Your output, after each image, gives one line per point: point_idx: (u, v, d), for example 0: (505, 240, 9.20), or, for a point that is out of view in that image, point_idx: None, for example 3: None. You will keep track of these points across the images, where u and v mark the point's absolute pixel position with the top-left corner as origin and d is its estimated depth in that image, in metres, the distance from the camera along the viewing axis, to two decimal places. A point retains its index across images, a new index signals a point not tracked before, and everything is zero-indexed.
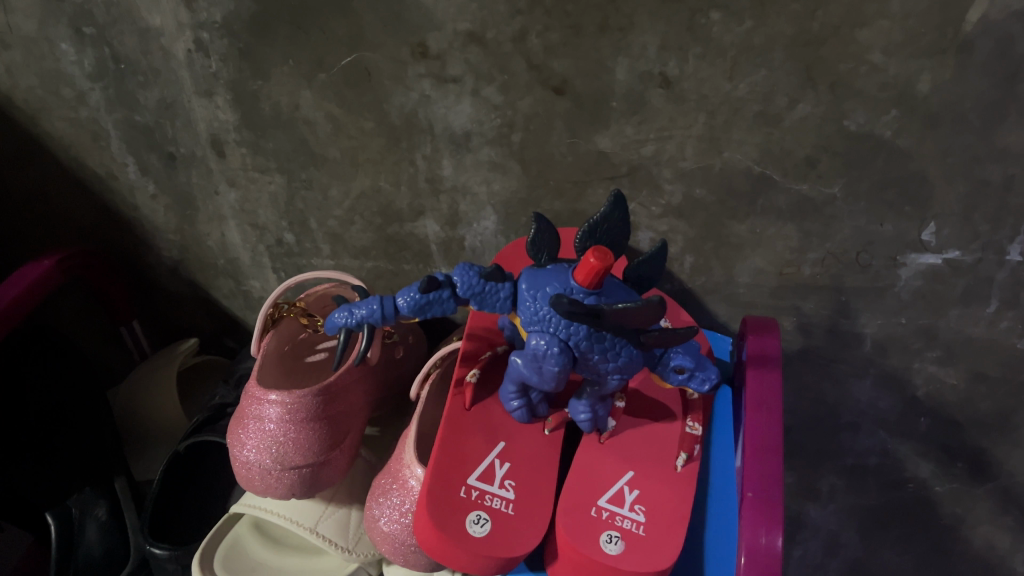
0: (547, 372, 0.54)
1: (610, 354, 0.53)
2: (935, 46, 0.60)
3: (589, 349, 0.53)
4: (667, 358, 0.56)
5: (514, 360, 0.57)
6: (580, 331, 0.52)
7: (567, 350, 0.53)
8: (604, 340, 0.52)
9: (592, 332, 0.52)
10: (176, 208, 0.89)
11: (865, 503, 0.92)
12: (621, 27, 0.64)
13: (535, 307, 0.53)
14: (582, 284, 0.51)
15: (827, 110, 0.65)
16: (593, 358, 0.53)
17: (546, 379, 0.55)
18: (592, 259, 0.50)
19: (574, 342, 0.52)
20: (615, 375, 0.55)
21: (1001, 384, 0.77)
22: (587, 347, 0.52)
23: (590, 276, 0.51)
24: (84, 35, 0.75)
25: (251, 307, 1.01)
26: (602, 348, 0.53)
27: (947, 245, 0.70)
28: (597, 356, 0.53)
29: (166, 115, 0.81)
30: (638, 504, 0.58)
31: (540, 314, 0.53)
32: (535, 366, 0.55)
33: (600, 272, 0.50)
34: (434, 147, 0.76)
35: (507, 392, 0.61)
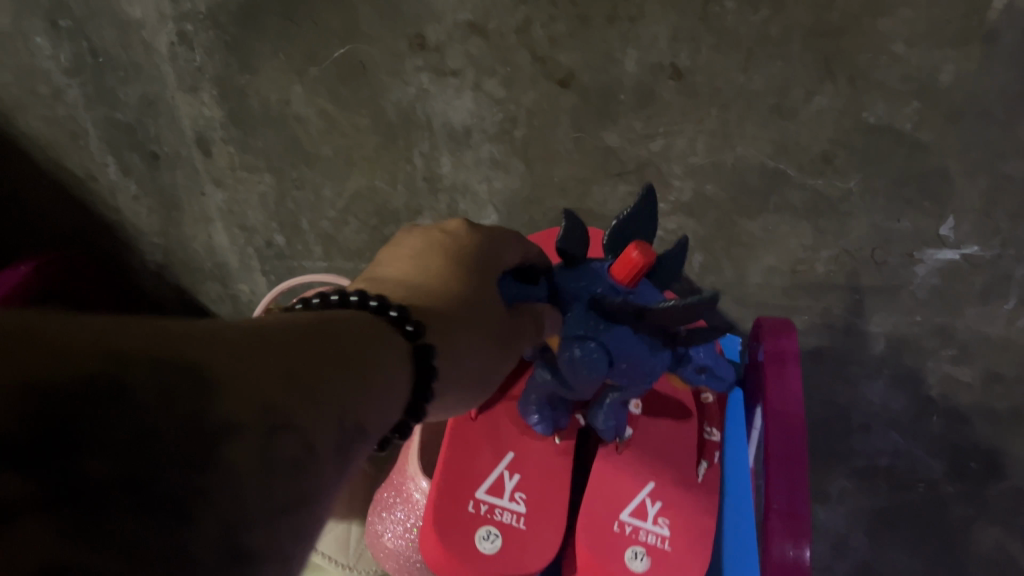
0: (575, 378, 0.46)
1: (651, 359, 0.46)
2: (958, 36, 0.58)
3: (630, 355, 0.45)
4: (694, 357, 0.52)
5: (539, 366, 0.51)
6: (620, 333, 0.45)
7: (603, 355, 0.45)
8: (640, 342, 0.45)
9: (628, 332, 0.45)
10: (160, 210, 0.85)
11: (875, 506, 0.88)
12: (630, 16, 0.62)
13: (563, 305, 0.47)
14: (621, 282, 0.46)
15: (846, 102, 0.62)
16: (633, 365, 0.45)
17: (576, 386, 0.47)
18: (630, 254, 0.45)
19: (607, 343, 0.45)
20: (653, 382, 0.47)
21: (1016, 383, 0.75)
22: (623, 352, 0.45)
23: (626, 274, 0.45)
24: (61, 29, 0.72)
25: (242, 312, 0.94)
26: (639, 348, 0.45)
27: (965, 242, 0.67)
28: (631, 361, 0.45)
29: (148, 113, 0.77)
30: (662, 517, 0.56)
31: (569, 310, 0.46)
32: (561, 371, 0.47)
33: (637, 270, 0.45)
34: (432, 144, 0.72)
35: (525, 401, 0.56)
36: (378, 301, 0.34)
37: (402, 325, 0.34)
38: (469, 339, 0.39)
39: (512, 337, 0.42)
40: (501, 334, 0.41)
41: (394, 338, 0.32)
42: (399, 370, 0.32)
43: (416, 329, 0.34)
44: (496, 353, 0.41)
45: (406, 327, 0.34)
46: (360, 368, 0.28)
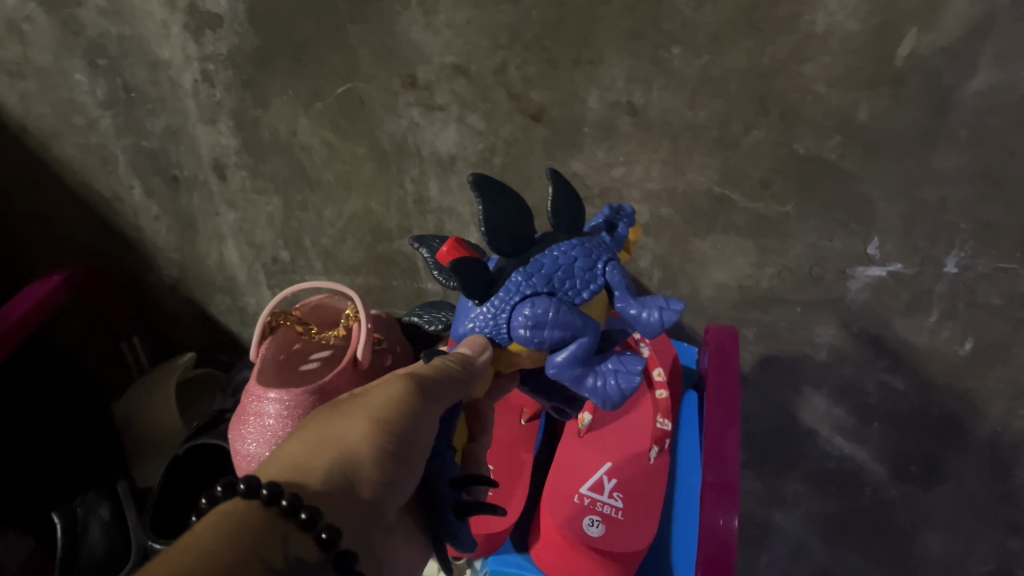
0: (562, 321, 0.48)
1: (557, 260, 0.50)
2: (872, 79, 0.67)
3: (545, 273, 0.49)
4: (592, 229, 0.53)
5: (566, 370, 0.50)
6: (517, 276, 0.50)
7: (539, 293, 0.49)
8: (542, 256, 0.50)
9: (524, 265, 0.50)
10: (178, 228, 0.94)
11: (828, 509, 0.96)
12: (591, 61, 0.71)
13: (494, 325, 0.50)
14: None
15: (779, 135, 0.72)
16: (556, 272, 0.49)
17: (573, 325, 0.48)
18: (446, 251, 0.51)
19: (529, 278, 0.49)
20: (600, 262, 0.51)
21: (946, 391, 0.83)
22: (545, 271, 0.49)
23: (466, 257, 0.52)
24: (98, 67, 0.82)
25: (247, 323, 1.04)
26: (548, 256, 0.50)
27: (890, 260, 0.77)
28: (559, 270, 0.50)
29: (170, 141, 0.87)
30: (616, 491, 0.65)
31: (495, 315, 0.50)
32: (559, 337, 0.48)
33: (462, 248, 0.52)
34: (421, 170, 0.82)
35: (597, 393, 0.50)
36: (268, 490, 0.37)
37: (293, 513, 0.37)
38: (368, 461, 0.42)
39: (419, 412, 0.46)
40: (405, 427, 0.45)
41: (271, 530, 0.36)
42: (281, 566, 0.35)
43: (310, 515, 0.37)
44: (411, 434, 0.45)
45: (300, 515, 0.37)
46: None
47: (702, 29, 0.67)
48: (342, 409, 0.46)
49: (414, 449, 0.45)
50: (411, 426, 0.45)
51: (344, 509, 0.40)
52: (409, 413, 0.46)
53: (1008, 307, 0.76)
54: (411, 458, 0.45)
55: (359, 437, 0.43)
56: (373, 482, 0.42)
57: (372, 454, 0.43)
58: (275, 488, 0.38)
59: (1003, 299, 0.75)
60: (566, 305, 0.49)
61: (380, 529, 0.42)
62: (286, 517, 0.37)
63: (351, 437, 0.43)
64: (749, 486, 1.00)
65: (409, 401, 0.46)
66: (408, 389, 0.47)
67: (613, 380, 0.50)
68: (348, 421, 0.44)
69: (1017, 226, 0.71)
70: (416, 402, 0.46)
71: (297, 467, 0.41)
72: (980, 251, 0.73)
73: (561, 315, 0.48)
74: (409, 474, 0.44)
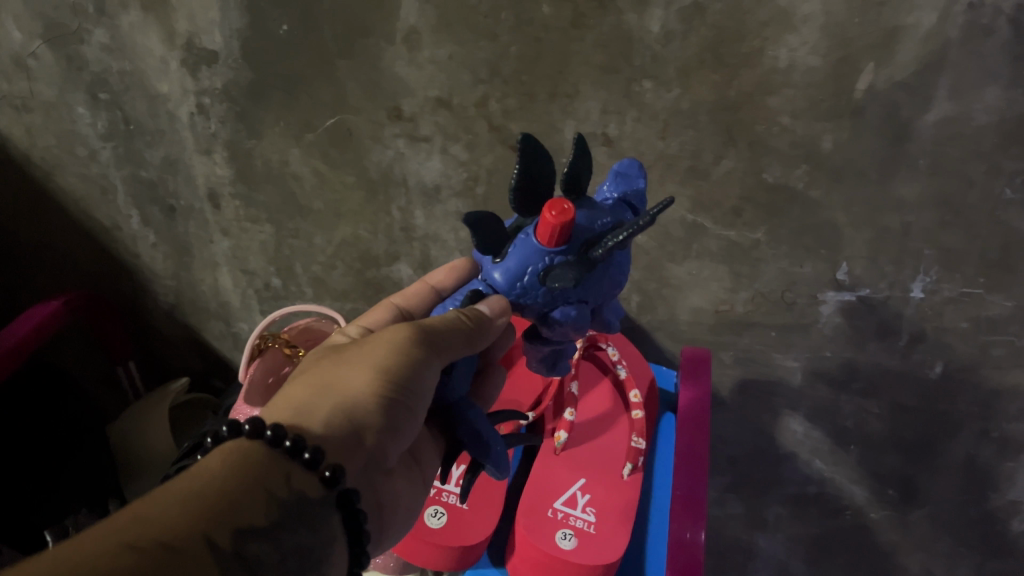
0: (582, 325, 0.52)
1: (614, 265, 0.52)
2: (833, 110, 0.71)
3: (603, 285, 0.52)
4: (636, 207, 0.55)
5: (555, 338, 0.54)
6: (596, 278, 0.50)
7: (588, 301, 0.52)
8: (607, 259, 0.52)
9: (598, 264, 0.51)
10: (174, 255, 0.98)
11: (809, 532, 0.96)
12: (567, 94, 0.76)
13: (529, 292, 0.50)
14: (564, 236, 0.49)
15: (747, 164, 0.75)
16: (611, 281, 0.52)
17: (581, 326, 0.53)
18: (556, 226, 0.47)
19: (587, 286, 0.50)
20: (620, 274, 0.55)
21: (920, 413, 0.85)
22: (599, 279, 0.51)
23: (562, 238, 0.48)
24: (100, 100, 0.86)
25: (240, 349, 1.07)
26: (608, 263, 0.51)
27: (859, 285, 0.79)
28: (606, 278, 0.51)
29: (168, 171, 0.90)
30: (589, 506, 0.67)
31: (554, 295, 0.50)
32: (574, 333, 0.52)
33: (566, 228, 0.47)
34: (408, 199, 0.85)
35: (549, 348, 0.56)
36: (272, 433, 0.42)
37: (297, 454, 0.42)
38: (369, 408, 0.47)
39: (425, 359, 0.49)
40: (409, 374, 0.48)
41: (276, 467, 0.42)
42: (286, 498, 0.41)
43: (313, 454, 0.42)
44: (414, 380, 0.48)
45: (303, 455, 0.42)
46: (239, 517, 0.38)
47: (672, 64, 0.72)
48: (356, 352, 0.50)
49: (417, 393, 0.49)
50: (415, 374, 0.48)
51: (346, 450, 0.46)
52: (414, 357, 0.49)
53: (974, 330, 0.78)
54: (412, 403, 0.49)
55: (363, 385, 0.47)
56: (372, 428, 0.47)
57: (373, 402, 0.47)
58: (279, 430, 0.42)
59: (970, 322, 0.78)
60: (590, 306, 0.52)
61: (377, 462, 0.48)
62: (291, 457, 0.42)
63: (356, 386, 0.48)
64: (731, 510, 0.99)
65: (415, 348, 0.49)
66: (416, 335, 0.50)
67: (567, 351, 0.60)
68: (353, 368, 0.49)
69: (978, 251, 0.74)
70: (423, 349, 0.49)
71: (304, 407, 0.46)
72: (945, 275, 0.76)
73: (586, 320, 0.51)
74: (410, 419, 0.49)
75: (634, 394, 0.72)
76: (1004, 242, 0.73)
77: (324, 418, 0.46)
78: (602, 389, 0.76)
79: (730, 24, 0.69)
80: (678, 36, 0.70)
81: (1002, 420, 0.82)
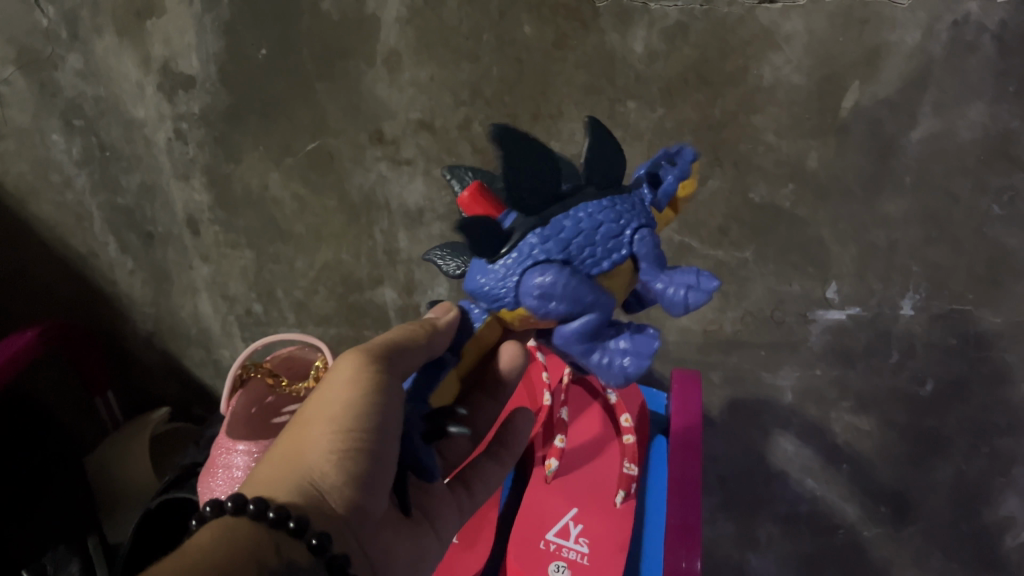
0: (569, 296, 0.39)
1: (589, 215, 0.40)
2: (817, 128, 0.72)
3: (576, 239, 0.40)
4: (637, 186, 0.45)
5: (574, 345, 0.41)
6: (562, 228, 0.40)
7: (562, 262, 0.39)
8: (563, 216, 0.40)
9: (544, 224, 0.40)
10: (153, 282, 0.94)
11: (800, 550, 0.86)
12: (551, 115, 0.75)
13: (493, 288, 0.42)
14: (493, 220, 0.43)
15: (732, 184, 0.75)
16: (593, 231, 0.40)
17: (585, 298, 0.39)
18: (471, 203, 0.43)
19: (540, 243, 0.40)
20: (629, 227, 0.40)
21: (909, 429, 0.83)
22: (563, 235, 0.40)
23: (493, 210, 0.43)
24: (74, 127, 0.85)
25: (220, 377, 1.01)
26: (571, 216, 0.40)
27: (848, 303, 0.79)
28: (578, 234, 0.40)
29: (145, 198, 0.89)
30: (582, 536, 0.66)
31: (507, 275, 0.40)
32: (566, 312, 0.39)
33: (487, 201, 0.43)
34: (390, 222, 0.84)
35: (603, 372, 0.41)
36: (253, 506, 0.38)
37: (282, 523, 0.38)
38: (335, 462, 0.42)
39: (386, 386, 0.44)
40: (368, 407, 0.43)
41: (261, 541, 0.38)
42: (277, 567, 0.37)
43: (297, 522, 0.39)
44: (382, 418, 0.43)
45: (288, 523, 0.38)
46: None
47: (655, 84, 0.73)
48: (315, 403, 0.45)
49: (387, 423, 0.43)
50: (383, 407, 0.43)
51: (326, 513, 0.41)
52: (378, 390, 0.44)
53: (964, 346, 0.78)
54: (384, 436, 0.43)
55: (326, 438, 0.43)
56: (345, 478, 0.42)
57: (338, 450, 0.42)
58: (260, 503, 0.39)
59: (959, 338, 0.78)
60: (583, 276, 0.39)
61: (367, 515, 0.43)
62: (274, 528, 0.38)
63: (318, 439, 0.43)
64: (721, 531, 0.88)
65: (372, 377, 0.44)
66: (368, 362, 0.45)
67: (627, 362, 0.40)
68: (316, 423, 0.44)
69: (965, 267, 0.75)
70: (378, 376, 0.44)
71: (273, 482, 0.42)
72: (933, 292, 0.76)
73: (570, 287, 0.39)
74: (388, 462, 0.44)
75: (624, 419, 0.70)
76: (991, 257, 0.74)
77: (296, 487, 0.41)
78: (592, 415, 0.74)
79: (713, 43, 0.71)
80: (661, 56, 0.72)
81: (993, 435, 0.81)
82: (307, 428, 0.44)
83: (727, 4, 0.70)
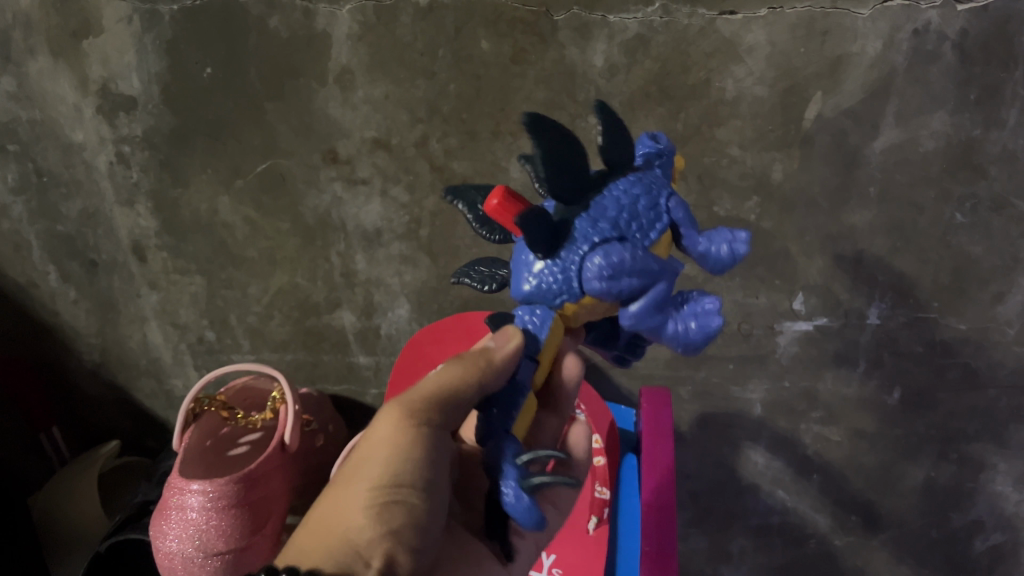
0: (639, 266, 0.37)
1: (622, 193, 0.39)
2: (782, 140, 0.73)
3: (619, 214, 0.38)
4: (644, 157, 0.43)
5: (647, 319, 0.38)
6: (607, 209, 0.38)
7: (614, 243, 0.37)
8: (603, 197, 0.39)
9: (586, 209, 0.39)
10: (98, 311, 0.90)
11: (773, 564, 0.85)
12: (511, 132, 0.75)
13: (551, 293, 0.39)
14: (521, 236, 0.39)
15: (697, 198, 0.75)
16: (639, 203, 0.39)
17: (650, 269, 0.37)
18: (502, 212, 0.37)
19: (590, 229, 0.38)
20: (663, 196, 0.40)
21: (879, 438, 0.81)
22: (610, 214, 0.38)
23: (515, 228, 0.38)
24: (8, 152, 0.81)
25: (174, 410, 0.97)
26: (608, 196, 0.39)
27: (815, 314, 0.78)
28: (623, 212, 0.38)
29: (88, 225, 0.85)
30: (555, 567, 0.65)
31: (564, 267, 0.38)
32: (638, 284, 0.37)
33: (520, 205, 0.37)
34: (347, 243, 0.82)
35: (682, 341, 0.39)
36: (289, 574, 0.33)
37: None
38: (371, 519, 0.36)
39: (420, 434, 0.40)
40: (399, 467, 0.38)
41: None
42: None
43: None
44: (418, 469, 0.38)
45: None
46: None
47: (616, 98, 0.73)
48: (346, 466, 0.40)
49: (423, 488, 0.38)
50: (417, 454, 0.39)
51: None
52: (410, 438, 0.39)
53: (930, 354, 0.78)
54: (428, 498, 0.38)
55: (361, 496, 0.37)
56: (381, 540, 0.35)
57: (374, 512, 0.36)
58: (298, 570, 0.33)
59: (926, 346, 0.78)
60: (634, 247, 0.38)
61: None
62: None
63: (350, 505, 0.37)
64: (693, 545, 0.86)
65: (403, 425, 0.40)
66: (400, 410, 0.41)
67: (699, 323, 0.38)
68: (350, 485, 0.38)
69: (931, 274, 0.76)
70: (415, 431, 0.40)
71: (306, 552, 0.36)
72: (899, 301, 0.77)
73: (637, 259, 0.37)
74: (429, 520, 0.38)
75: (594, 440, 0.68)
76: (956, 266, 0.75)
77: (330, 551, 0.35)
78: None
79: (673, 55, 0.71)
80: (622, 70, 0.72)
81: (959, 441, 0.80)
82: (339, 492, 0.38)
83: (688, 17, 0.70)
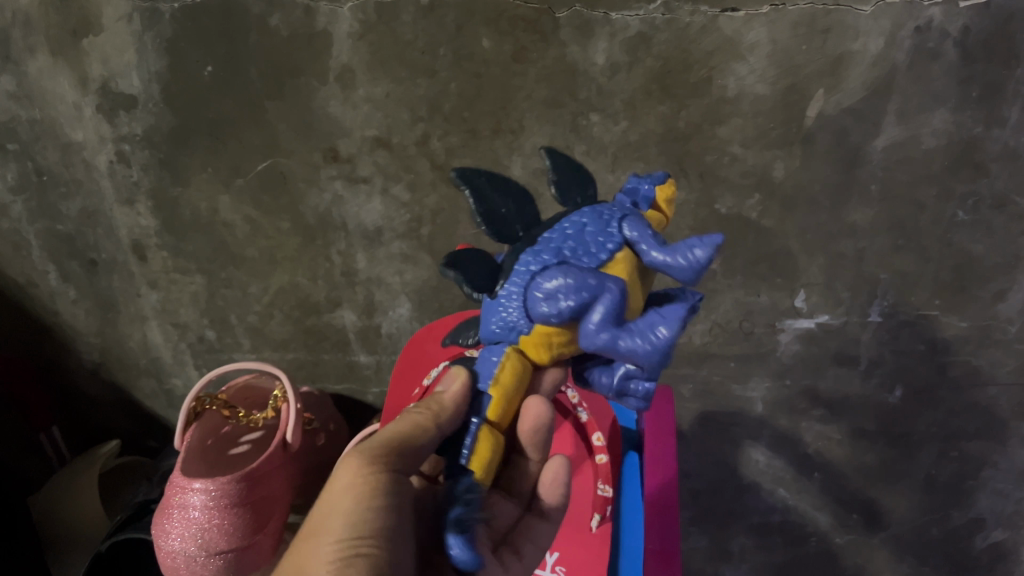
0: (578, 283, 0.38)
1: (569, 225, 0.41)
2: (783, 138, 0.73)
3: (562, 243, 0.40)
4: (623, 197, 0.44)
5: (600, 336, 0.38)
6: (551, 240, 0.40)
7: (555, 266, 0.39)
8: (549, 232, 0.41)
9: (532, 244, 0.40)
10: (98, 311, 0.90)
11: (772, 563, 0.84)
12: (512, 130, 0.75)
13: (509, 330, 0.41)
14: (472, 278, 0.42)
15: (699, 196, 0.75)
16: (585, 229, 0.40)
17: (588, 284, 0.38)
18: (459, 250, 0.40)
19: (533, 261, 0.39)
20: (616, 220, 0.41)
21: (880, 436, 0.81)
22: (552, 244, 0.40)
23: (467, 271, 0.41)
24: (8, 151, 0.81)
25: (174, 410, 0.98)
26: (555, 229, 0.41)
27: (817, 311, 0.78)
28: (566, 240, 0.40)
29: (87, 224, 0.84)
30: (558, 565, 0.63)
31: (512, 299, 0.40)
32: (582, 302, 0.38)
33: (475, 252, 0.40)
34: (348, 242, 0.82)
35: (639, 356, 0.38)
36: None
37: None
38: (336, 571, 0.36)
39: (382, 488, 0.40)
40: (361, 521, 0.38)
41: None
42: None
43: None
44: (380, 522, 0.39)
45: None
46: None
47: (618, 97, 0.73)
48: (307, 523, 0.40)
49: (385, 541, 0.38)
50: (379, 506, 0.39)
51: None
52: (372, 491, 0.40)
53: (931, 352, 0.78)
54: (391, 549, 0.38)
55: (326, 552, 0.37)
56: None
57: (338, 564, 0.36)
58: None
59: (926, 344, 0.78)
60: (576, 267, 0.38)
61: None
62: None
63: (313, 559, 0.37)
64: (693, 543, 0.85)
65: (365, 478, 0.40)
66: (363, 463, 0.41)
67: (653, 336, 0.38)
68: (312, 541, 0.38)
69: (932, 274, 0.76)
70: (377, 484, 0.40)
71: None
72: (901, 299, 0.77)
73: (572, 277, 0.38)
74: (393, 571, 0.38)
75: (596, 437, 0.65)
76: (958, 264, 0.75)
77: None
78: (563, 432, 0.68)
79: (675, 54, 0.71)
80: (623, 68, 0.72)
81: (960, 439, 0.80)
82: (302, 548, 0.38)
83: (689, 14, 0.70)
